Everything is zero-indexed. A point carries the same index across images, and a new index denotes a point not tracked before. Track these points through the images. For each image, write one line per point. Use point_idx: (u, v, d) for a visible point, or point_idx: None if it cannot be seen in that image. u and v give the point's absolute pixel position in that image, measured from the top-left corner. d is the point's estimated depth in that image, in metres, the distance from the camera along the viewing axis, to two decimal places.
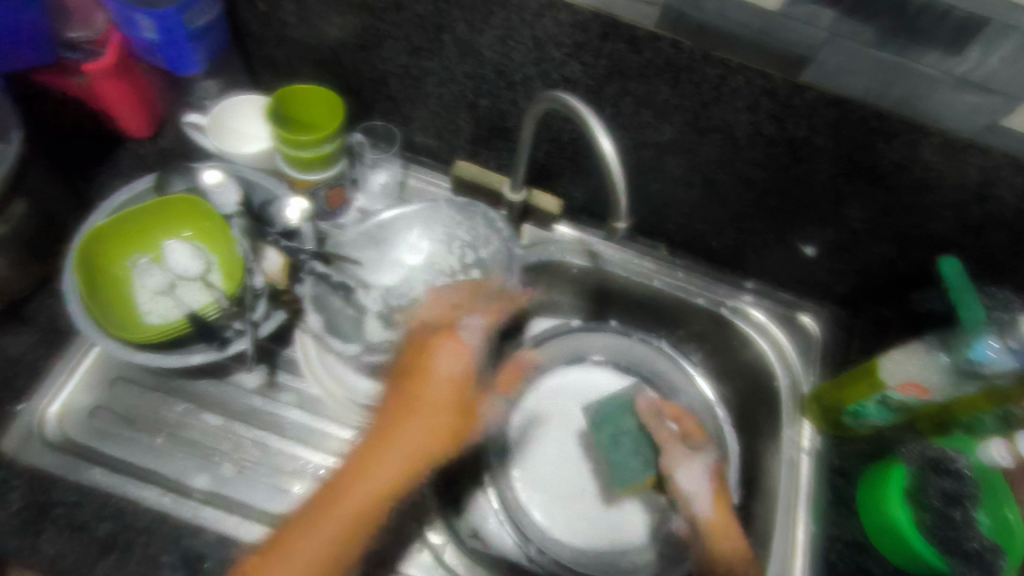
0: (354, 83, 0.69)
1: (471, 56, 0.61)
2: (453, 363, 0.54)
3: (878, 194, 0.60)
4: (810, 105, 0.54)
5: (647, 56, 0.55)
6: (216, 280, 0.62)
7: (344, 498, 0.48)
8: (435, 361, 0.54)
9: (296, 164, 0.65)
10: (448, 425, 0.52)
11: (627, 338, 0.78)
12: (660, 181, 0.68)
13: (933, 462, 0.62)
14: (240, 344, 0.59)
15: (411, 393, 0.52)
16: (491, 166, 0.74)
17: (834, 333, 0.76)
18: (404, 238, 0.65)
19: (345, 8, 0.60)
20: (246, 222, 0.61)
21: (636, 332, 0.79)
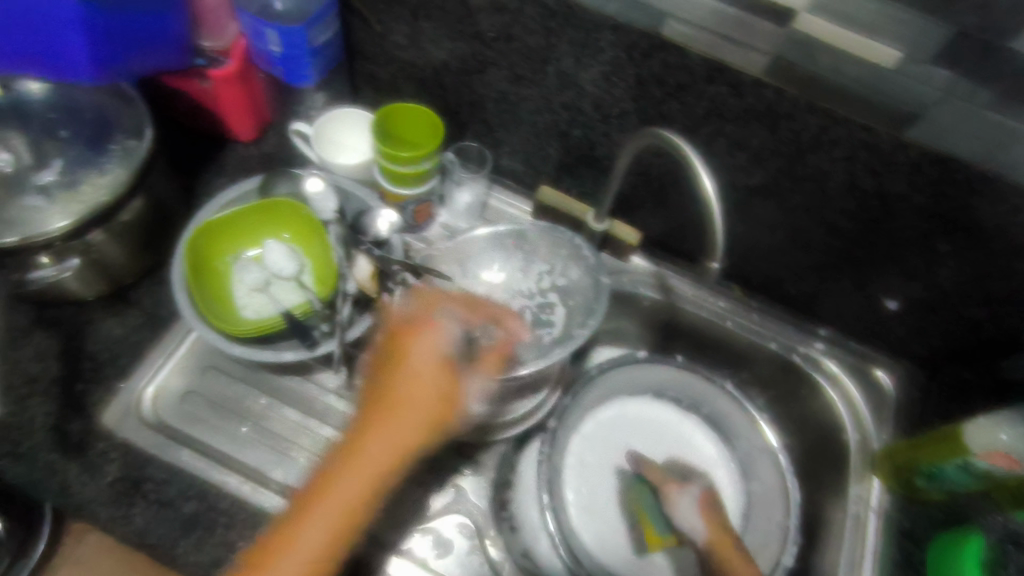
0: (452, 104, 0.73)
1: (571, 88, 0.63)
2: (427, 351, 0.59)
3: (976, 256, 0.59)
4: (913, 161, 0.54)
5: (748, 101, 0.56)
6: (309, 281, 0.65)
7: (340, 483, 0.54)
8: (413, 349, 0.59)
9: (392, 177, 0.68)
10: (427, 419, 0.56)
11: (695, 376, 0.77)
12: (744, 223, 0.69)
13: (1013, 536, 0.59)
14: (328, 345, 0.62)
15: (386, 385, 0.57)
16: (573, 193, 0.76)
17: (910, 392, 0.73)
18: (489, 259, 0.67)
19: (457, 35, 0.64)
20: (342, 230, 0.65)
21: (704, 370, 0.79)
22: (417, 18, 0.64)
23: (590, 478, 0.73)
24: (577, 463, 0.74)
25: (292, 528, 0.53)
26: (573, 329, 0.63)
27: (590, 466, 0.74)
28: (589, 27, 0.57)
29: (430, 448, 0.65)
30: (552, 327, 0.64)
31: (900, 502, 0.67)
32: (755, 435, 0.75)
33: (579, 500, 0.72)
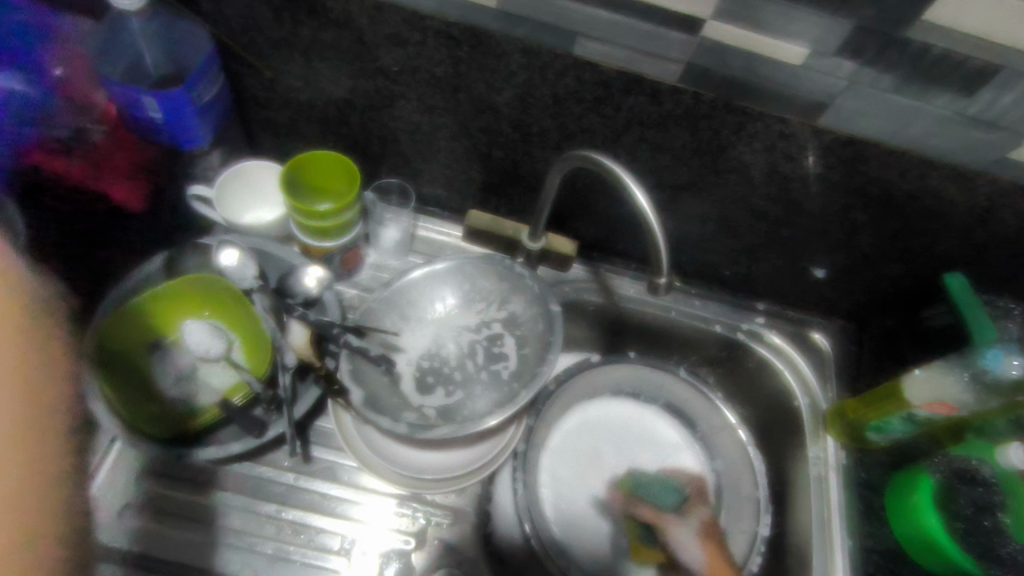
0: (363, 140, 0.69)
1: (487, 112, 0.61)
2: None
3: (891, 221, 0.62)
4: (827, 145, 0.55)
5: (667, 107, 0.56)
6: (239, 357, 0.60)
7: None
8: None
9: (312, 232, 0.63)
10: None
11: (649, 368, 0.78)
12: (675, 218, 0.70)
13: (959, 472, 0.64)
14: (279, 428, 0.56)
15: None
16: (502, 212, 0.74)
17: (846, 348, 0.78)
18: (433, 298, 0.63)
19: (358, 72, 0.60)
20: (268, 298, 0.58)
21: (655, 361, 0.79)
22: (310, 58, 0.60)
23: (566, 491, 0.74)
24: (550, 480, 0.74)
25: None
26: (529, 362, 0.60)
27: (564, 479, 0.74)
28: (497, 52, 0.55)
29: (403, 506, 0.62)
30: (508, 360, 0.61)
31: (854, 455, 0.72)
32: (714, 416, 0.77)
33: (560, 514, 0.72)
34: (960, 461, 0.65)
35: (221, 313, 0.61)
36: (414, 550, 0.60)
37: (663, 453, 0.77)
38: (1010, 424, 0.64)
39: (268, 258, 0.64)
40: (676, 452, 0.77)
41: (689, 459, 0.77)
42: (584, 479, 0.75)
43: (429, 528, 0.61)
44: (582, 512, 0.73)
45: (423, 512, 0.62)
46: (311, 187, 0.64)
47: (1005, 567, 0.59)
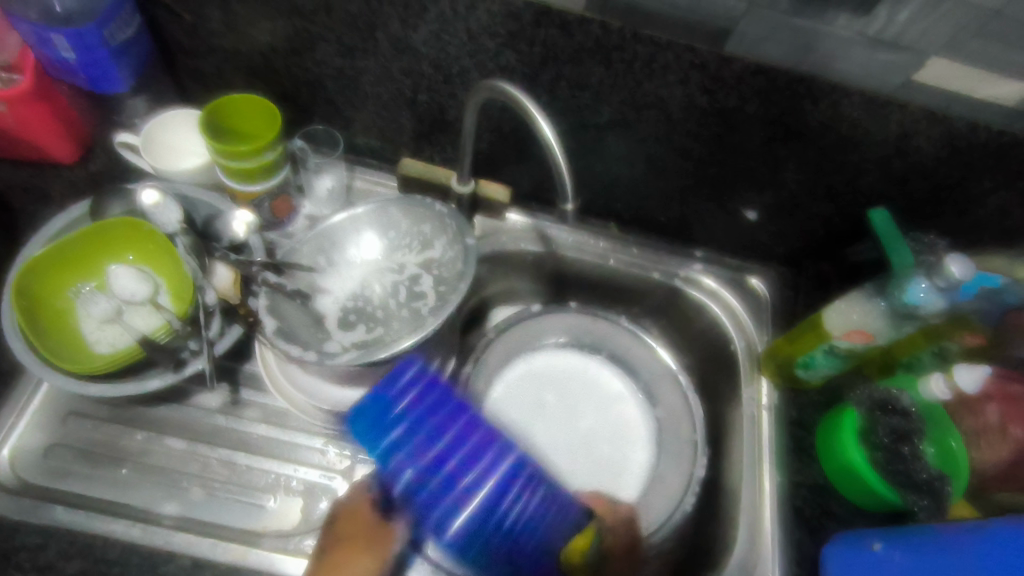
0: (290, 87, 0.69)
1: (407, 52, 0.61)
2: None
3: (810, 154, 0.63)
4: (736, 75, 0.56)
5: (578, 39, 0.56)
6: (165, 301, 0.60)
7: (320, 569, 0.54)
8: None
9: (238, 176, 0.64)
10: None
11: (591, 317, 0.80)
12: (606, 163, 0.70)
13: (881, 403, 0.65)
14: (196, 364, 0.58)
15: None
16: (436, 161, 0.74)
17: (783, 292, 0.79)
18: (355, 241, 0.64)
19: (275, 12, 0.60)
20: (190, 240, 0.61)
21: (601, 311, 0.81)
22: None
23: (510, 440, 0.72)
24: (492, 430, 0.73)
25: None
26: (445, 297, 0.61)
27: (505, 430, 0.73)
28: None
29: (331, 445, 0.62)
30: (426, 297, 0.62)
31: (786, 394, 0.72)
32: (653, 361, 0.79)
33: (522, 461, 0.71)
34: (882, 393, 0.66)
35: (146, 259, 0.62)
36: (340, 486, 0.61)
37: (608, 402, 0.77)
38: (934, 357, 0.66)
39: (193, 203, 0.64)
40: (618, 402, 0.77)
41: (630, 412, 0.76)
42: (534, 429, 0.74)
43: (357, 464, 0.62)
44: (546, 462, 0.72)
45: (351, 450, 0.63)
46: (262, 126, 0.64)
47: (920, 492, 0.61)
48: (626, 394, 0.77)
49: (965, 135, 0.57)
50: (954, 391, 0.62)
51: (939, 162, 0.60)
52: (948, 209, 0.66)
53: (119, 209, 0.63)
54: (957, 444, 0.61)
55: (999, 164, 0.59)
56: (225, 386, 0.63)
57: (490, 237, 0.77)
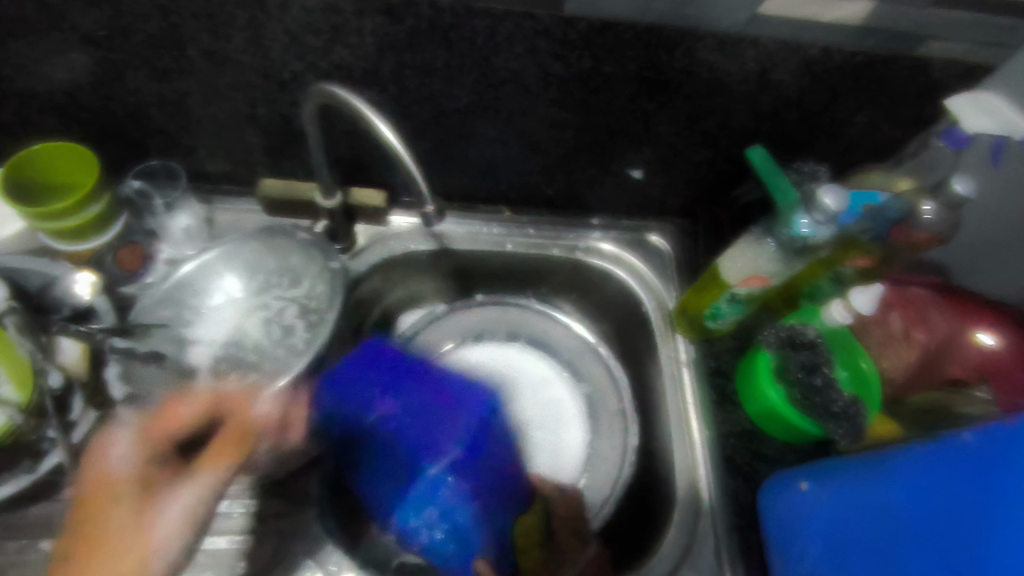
0: (111, 123, 0.61)
1: (228, 65, 0.55)
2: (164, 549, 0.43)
3: (679, 104, 0.61)
4: (584, 35, 0.53)
5: (410, 23, 0.51)
6: (6, 393, 0.50)
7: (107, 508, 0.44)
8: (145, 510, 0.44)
9: (65, 236, 0.58)
10: None
11: (500, 308, 0.78)
12: (478, 145, 0.66)
13: (790, 340, 0.64)
14: (54, 458, 0.52)
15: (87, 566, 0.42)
16: (300, 175, 0.69)
17: (683, 243, 0.77)
18: (216, 285, 0.58)
19: (61, 45, 0.52)
20: (20, 317, 0.53)
21: (507, 298, 0.79)
22: (1, 38, 0.52)
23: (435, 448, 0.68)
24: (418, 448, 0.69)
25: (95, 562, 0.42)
26: (320, 327, 0.56)
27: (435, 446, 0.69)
28: None
29: (236, 504, 0.58)
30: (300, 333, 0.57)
31: (703, 345, 0.72)
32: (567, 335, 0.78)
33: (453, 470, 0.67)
34: (789, 329, 0.65)
35: None
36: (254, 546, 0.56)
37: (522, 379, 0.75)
38: (833, 283, 0.67)
39: (22, 275, 0.57)
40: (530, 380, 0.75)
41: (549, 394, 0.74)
42: None
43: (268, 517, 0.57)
44: None
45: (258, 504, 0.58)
46: (78, 173, 0.56)
47: (839, 421, 0.60)
48: (550, 377, 0.75)
49: (821, 60, 0.56)
50: (853, 314, 0.62)
51: (802, 90, 0.59)
52: (822, 135, 0.66)
53: None
54: (868, 365, 0.62)
55: (858, 83, 0.59)
56: None
57: (376, 245, 0.71)
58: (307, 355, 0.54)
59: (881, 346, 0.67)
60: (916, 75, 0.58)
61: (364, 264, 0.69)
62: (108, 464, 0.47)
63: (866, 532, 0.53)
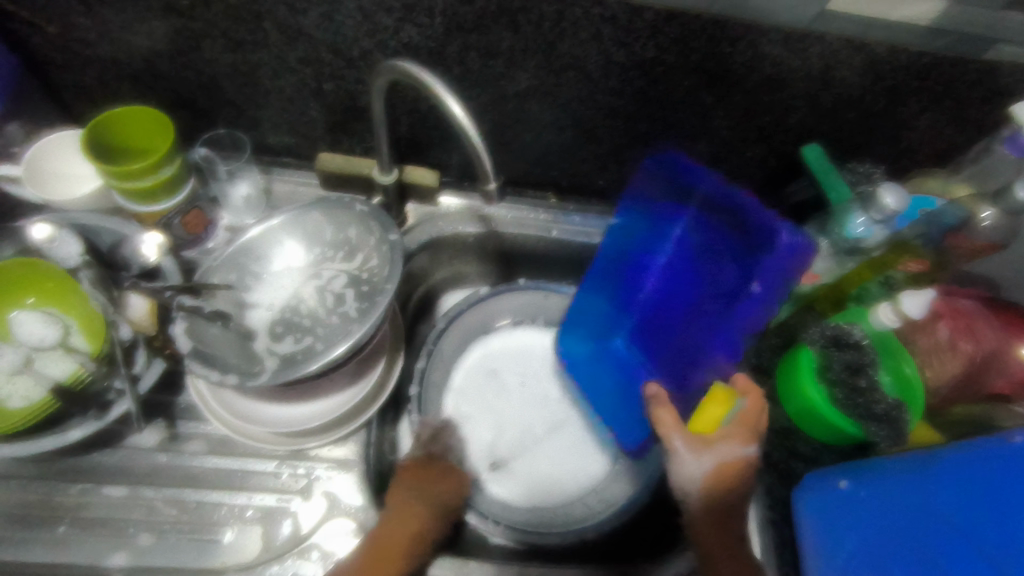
0: (185, 92, 0.64)
1: (301, 39, 0.57)
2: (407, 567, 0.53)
3: (737, 98, 0.61)
4: (651, 24, 0.53)
5: (480, 5, 0.52)
6: (78, 342, 0.55)
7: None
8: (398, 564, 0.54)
9: (136, 197, 0.60)
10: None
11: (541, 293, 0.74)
12: (533, 131, 0.67)
13: (834, 339, 0.64)
14: (121, 406, 0.54)
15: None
16: (357, 151, 0.70)
17: None
18: (277, 252, 0.60)
19: (147, 13, 0.55)
20: (96, 272, 0.56)
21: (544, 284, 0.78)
22: (91, 4, 0.54)
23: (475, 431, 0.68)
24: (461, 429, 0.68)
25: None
26: (372, 298, 0.57)
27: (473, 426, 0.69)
28: None
29: (285, 466, 0.59)
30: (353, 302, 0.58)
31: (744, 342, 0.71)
32: None
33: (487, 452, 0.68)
34: (834, 329, 0.65)
35: (47, 298, 0.57)
36: (300, 507, 0.58)
37: (537, 364, 0.73)
38: (881, 287, 0.66)
39: (95, 232, 0.60)
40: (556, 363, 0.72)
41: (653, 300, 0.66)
42: (490, 408, 0.70)
43: (315, 481, 0.59)
44: (517, 414, 0.69)
45: (306, 468, 0.59)
46: (156, 138, 0.59)
47: (881, 424, 0.59)
48: None
49: (886, 59, 0.56)
50: (902, 318, 0.61)
51: (864, 89, 0.59)
52: (880, 136, 0.65)
53: (9, 250, 0.58)
54: (911, 370, 0.61)
55: (923, 85, 0.58)
56: (160, 422, 0.59)
57: (426, 224, 0.72)
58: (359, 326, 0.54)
59: (927, 355, 0.66)
60: (982, 78, 0.57)
61: (414, 241, 0.71)
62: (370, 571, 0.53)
63: (919, 542, 0.54)
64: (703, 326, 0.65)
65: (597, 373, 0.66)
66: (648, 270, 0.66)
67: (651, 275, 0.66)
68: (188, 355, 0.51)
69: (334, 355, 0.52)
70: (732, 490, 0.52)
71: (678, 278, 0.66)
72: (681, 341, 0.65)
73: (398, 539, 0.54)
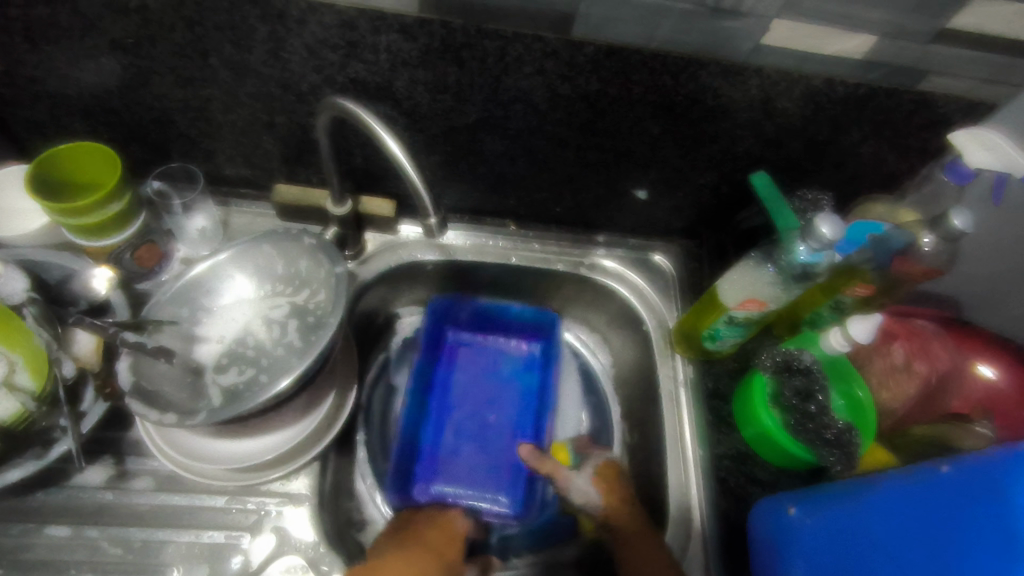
0: (137, 126, 0.64)
1: (249, 75, 0.57)
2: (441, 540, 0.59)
3: (684, 128, 0.62)
4: (592, 59, 0.55)
5: (422, 42, 0.53)
6: (23, 381, 0.53)
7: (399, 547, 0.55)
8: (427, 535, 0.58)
9: (86, 232, 0.60)
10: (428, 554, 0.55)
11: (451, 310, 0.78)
12: (488, 161, 0.68)
13: (786, 364, 0.65)
14: (63, 445, 0.53)
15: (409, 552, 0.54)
16: (314, 182, 0.71)
17: (687, 265, 0.78)
18: (227, 285, 0.60)
19: (94, 50, 0.55)
20: (41, 307, 0.56)
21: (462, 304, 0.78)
22: (36, 41, 0.55)
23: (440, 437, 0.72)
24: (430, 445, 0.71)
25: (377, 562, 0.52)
26: (320, 328, 0.57)
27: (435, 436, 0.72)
28: (225, 6, 0.51)
29: (234, 502, 0.58)
30: (304, 334, 0.58)
31: (701, 366, 0.71)
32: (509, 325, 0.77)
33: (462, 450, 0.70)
34: (785, 354, 0.66)
35: None
36: (249, 544, 0.57)
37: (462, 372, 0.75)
38: (833, 311, 0.67)
39: (41, 267, 0.59)
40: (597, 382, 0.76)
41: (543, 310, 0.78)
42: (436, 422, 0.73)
43: (265, 517, 0.58)
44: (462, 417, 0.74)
45: (256, 503, 0.59)
46: (104, 171, 0.59)
47: (831, 446, 0.60)
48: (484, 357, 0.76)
49: (824, 90, 0.57)
50: (850, 343, 0.62)
51: (805, 119, 0.60)
52: (826, 163, 0.66)
53: None
54: (864, 393, 0.62)
55: (862, 115, 0.60)
56: (107, 459, 0.59)
57: (385, 252, 0.72)
58: (306, 359, 0.54)
59: (883, 377, 0.67)
60: (919, 109, 0.59)
61: (372, 271, 0.71)
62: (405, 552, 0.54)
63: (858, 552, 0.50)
64: (500, 425, 0.74)
65: (436, 431, 0.73)
66: (479, 377, 0.77)
67: (469, 376, 0.77)
68: (129, 390, 0.51)
69: (278, 388, 0.51)
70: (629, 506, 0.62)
71: (495, 377, 0.77)
72: (483, 425, 0.74)
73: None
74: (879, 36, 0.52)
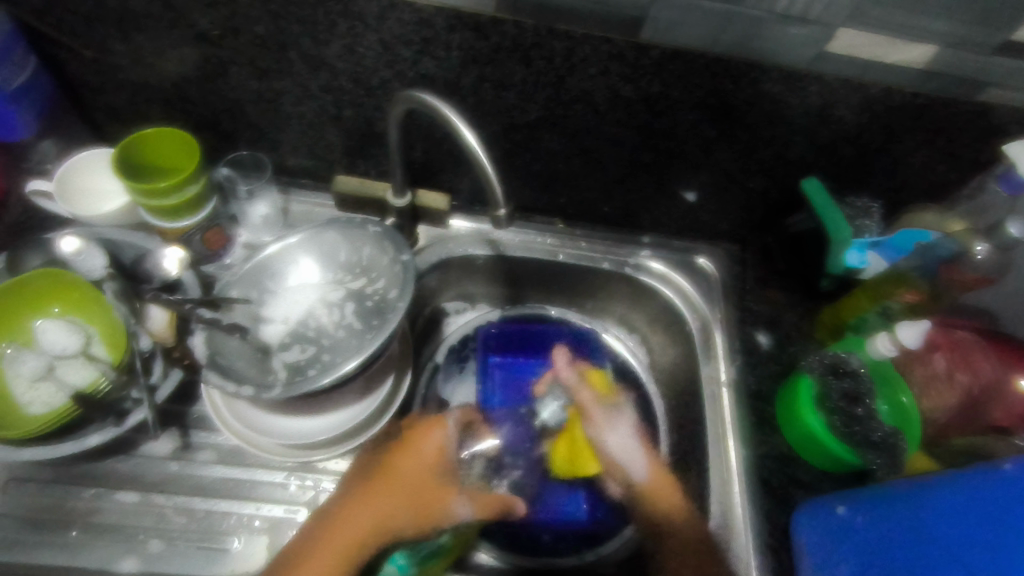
0: (209, 114, 0.67)
1: (324, 69, 0.60)
2: (438, 451, 0.58)
3: (739, 133, 0.63)
4: (656, 61, 0.56)
5: (494, 40, 0.55)
6: (99, 351, 0.58)
7: (372, 493, 0.55)
8: (422, 445, 0.58)
9: (162, 212, 0.63)
10: (419, 492, 0.55)
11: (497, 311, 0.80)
12: (542, 159, 0.70)
13: (833, 367, 0.66)
14: (138, 414, 0.56)
15: (381, 483, 0.55)
16: (372, 174, 0.73)
17: (730, 268, 0.78)
18: (293, 270, 0.63)
19: (180, 41, 0.58)
20: (118, 284, 0.59)
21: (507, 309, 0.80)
22: (127, 31, 0.58)
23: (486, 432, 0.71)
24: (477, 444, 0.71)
25: (345, 512, 0.54)
26: (383, 312, 0.60)
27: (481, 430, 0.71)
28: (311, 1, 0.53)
29: (293, 478, 0.61)
30: (365, 319, 0.61)
31: (744, 366, 0.71)
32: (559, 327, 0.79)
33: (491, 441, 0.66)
34: (833, 357, 0.67)
35: (72, 308, 0.59)
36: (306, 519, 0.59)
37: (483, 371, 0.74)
38: (879, 317, 0.66)
39: (118, 246, 0.62)
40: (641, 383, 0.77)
41: (576, 316, 0.81)
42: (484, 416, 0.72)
43: (322, 494, 0.60)
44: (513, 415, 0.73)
45: (314, 480, 0.61)
46: (180, 157, 0.62)
47: (879, 451, 0.61)
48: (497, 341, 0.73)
49: (882, 99, 0.58)
50: (897, 347, 0.62)
51: (860, 127, 0.61)
52: (876, 172, 0.67)
53: (37, 262, 0.60)
54: (909, 399, 0.62)
55: (917, 124, 0.61)
56: (172, 431, 0.61)
57: (437, 245, 0.74)
58: (370, 343, 0.56)
59: (923, 385, 0.67)
60: (976, 119, 0.59)
61: (425, 262, 0.73)
62: (367, 495, 0.55)
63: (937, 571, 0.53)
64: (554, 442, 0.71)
65: None
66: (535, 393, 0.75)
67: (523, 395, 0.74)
68: (205, 362, 0.53)
69: (346, 368, 0.53)
70: (421, 479, 0.56)
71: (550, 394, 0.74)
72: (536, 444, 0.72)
73: (383, 537, 0.53)
74: (941, 47, 0.53)
